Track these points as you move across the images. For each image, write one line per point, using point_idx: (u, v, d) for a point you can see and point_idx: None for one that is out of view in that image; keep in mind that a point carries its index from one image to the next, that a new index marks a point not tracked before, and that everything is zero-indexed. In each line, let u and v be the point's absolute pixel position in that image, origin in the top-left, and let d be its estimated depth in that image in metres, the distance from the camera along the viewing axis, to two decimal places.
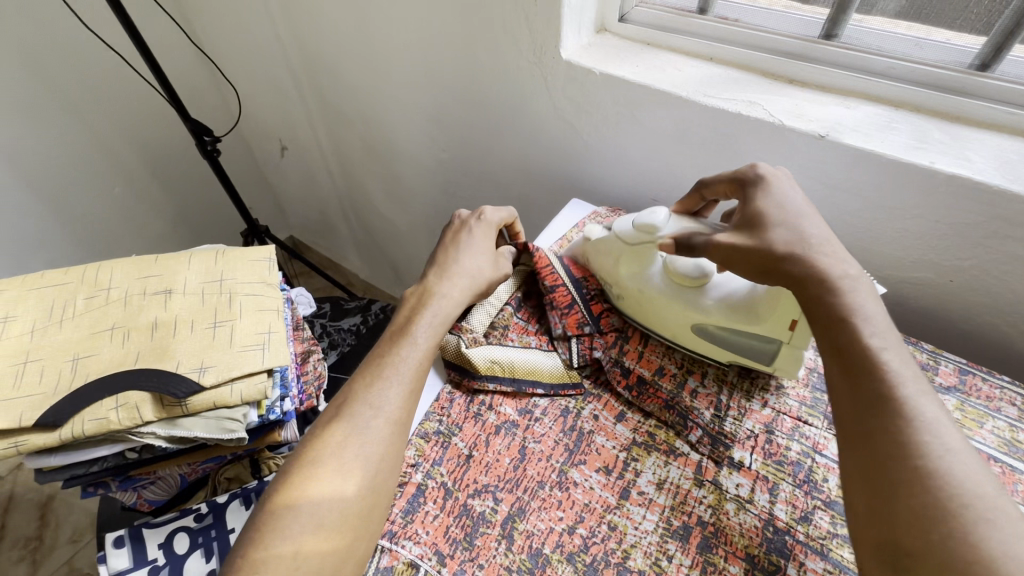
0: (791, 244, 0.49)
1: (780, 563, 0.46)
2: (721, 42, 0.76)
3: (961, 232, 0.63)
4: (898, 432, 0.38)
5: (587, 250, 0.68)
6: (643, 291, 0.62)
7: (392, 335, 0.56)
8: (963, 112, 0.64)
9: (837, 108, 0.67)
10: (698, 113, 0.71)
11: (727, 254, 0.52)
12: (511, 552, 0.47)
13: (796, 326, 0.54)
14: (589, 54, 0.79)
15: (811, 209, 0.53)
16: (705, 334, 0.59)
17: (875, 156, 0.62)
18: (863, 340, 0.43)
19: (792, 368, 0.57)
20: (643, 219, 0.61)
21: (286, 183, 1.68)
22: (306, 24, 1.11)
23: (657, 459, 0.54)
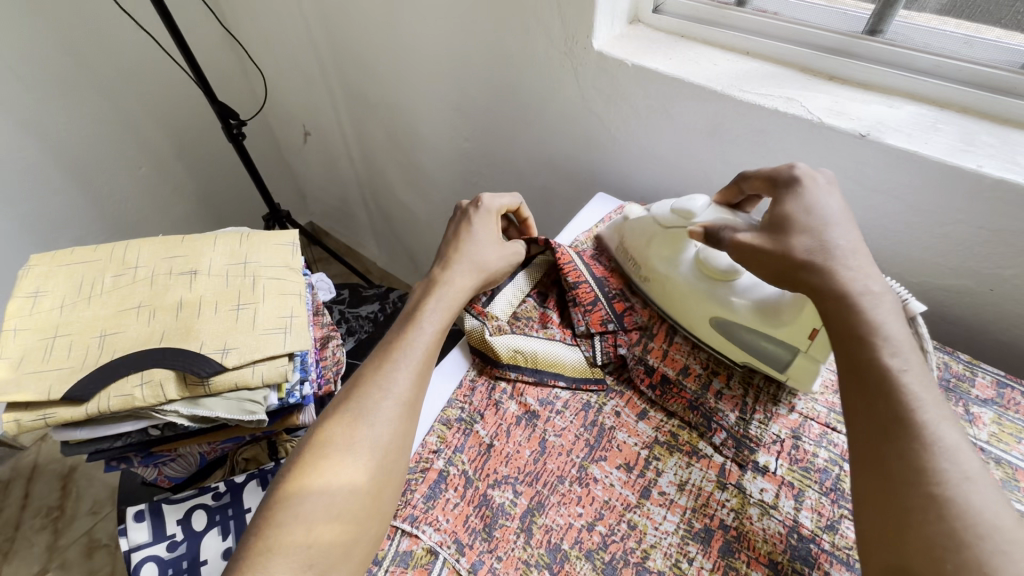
0: (813, 251, 0.48)
1: (804, 571, 0.45)
2: (758, 36, 0.74)
3: (1005, 240, 0.60)
4: (915, 457, 0.37)
5: (625, 229, 0.67)
6: (668, 278, 0.61)
7: (403, 318, 0.56)
8: (1013, 114, 0.62)
9: (879, 107, 0.65)
10: (732, 108, 0.69)
11: (748, 256, 0.51)
12: (530, 546, 0.47)
13: (816, 337, 0.52)
14: (621, 45, 0.78)
15: (842, 217, 0.50)
16: (726, 329, 0.58)
17: (919, 157, 0.59)
18: (883, 360, 0.41)
19: (806, 380, 0.55)
20: (683, 204, 0.61)
21: (307, 169, 1.68)
22: (334, 9, 1.10)
23: (679, 460, 0.53)
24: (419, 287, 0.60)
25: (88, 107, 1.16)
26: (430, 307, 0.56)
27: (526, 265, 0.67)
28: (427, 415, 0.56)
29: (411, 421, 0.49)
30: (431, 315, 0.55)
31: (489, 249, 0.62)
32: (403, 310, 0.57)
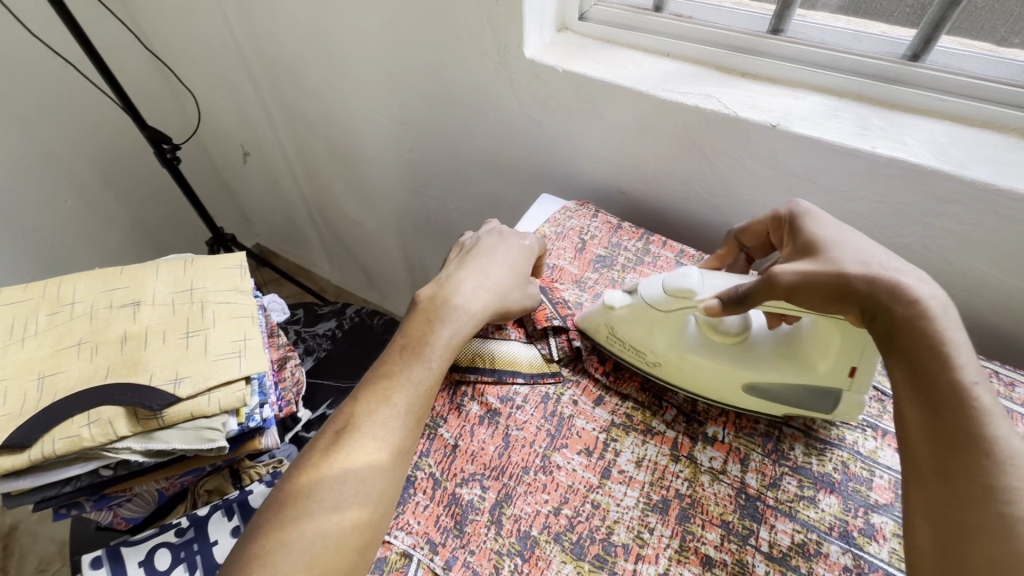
0: (863, 266, 0.47)
1: (753, 527, 0.49)
2: (676, 39, 0.79)
3: (902, 212, 0.67)
4: (985, 474, 0.37)
5: (611, 322, 0.60)
6: (684, 358, 0.57)
7: (406, 350, 0.54)
8: (898, 100, 0.69)
9: (787, 99, 0.72)
10: (657, 107, 0.74)
11: (803, 283, 0.48)
12: (500, 536, 0.49)
13: (856, 373, 0.52)
14: (551, 52, 0.81)
15: (861, 238, 0.53)
16: (763, 393, 0.55)
17: (822, 142, 0.66)
18: (952, 373, 0.41)
19: (853, 412, 0.54)
20: (676, 281, 0.53)
21: (249, 190, 1.64)
22: (265, 27, 1.09)
23: (635, 438, 0.56)
24: (422, 309, 0.58)
25: (4, 139, 1.10)
26: (437, 344, 0.55)
27: None
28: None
29: (403, 467, 0.49)
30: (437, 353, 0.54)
31: (511, 290, 0.61)
32: (405, 340, 0.56)
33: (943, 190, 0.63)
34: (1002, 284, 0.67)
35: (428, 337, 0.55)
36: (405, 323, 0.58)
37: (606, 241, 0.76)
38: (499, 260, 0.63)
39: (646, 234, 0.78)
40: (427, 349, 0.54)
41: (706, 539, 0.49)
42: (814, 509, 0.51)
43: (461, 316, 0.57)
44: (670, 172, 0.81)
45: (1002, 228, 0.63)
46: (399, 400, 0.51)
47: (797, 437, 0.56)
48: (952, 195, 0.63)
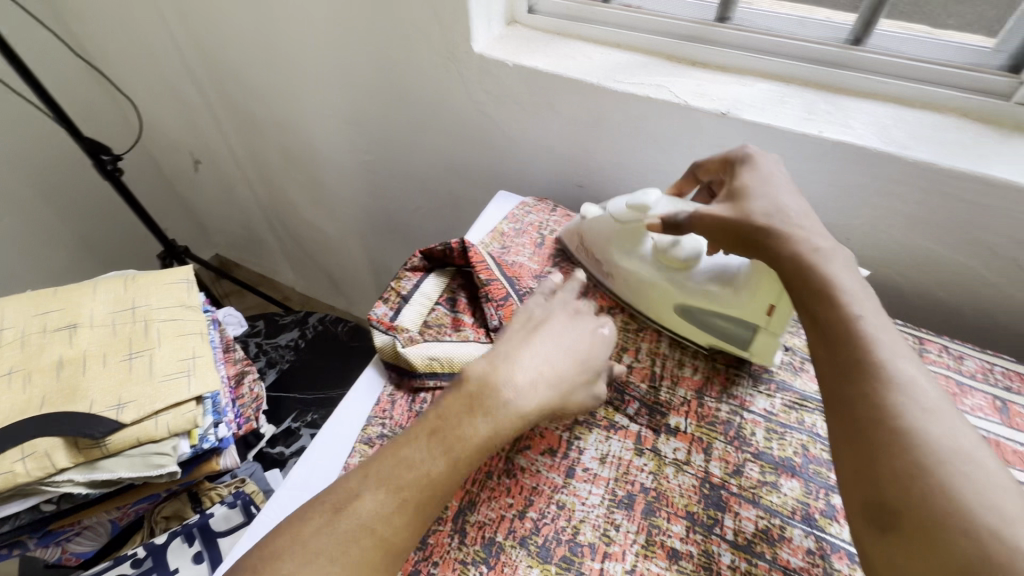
0: (768, 217, 0.51)
1: (717, 516, 0.49)
2: (625, 29, 0.79)
3: (851, 193, 0.68)
4: (876, 395, 0.38)
5: (584, 230, 0.69)
6: (633, 271, 0.64)
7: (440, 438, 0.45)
8: (843, 84, 0.70)
9: (735, 86, 0.72)
10: (610, 98, 0.74)
11: (716, 229, 0.54)
12: (465, 545, 0.48)
13: (773, 312, 0.55)
14: (500, 46, 0.80)
15: (789, 187, 0.55)
16: (689, 315, 0.61)
17: (770, 128, 0.66)
18: (839, 308, 0.43)
19: (770, 351, 0.58)
20: (637, 199, 0.61)
21: (203, 199, 1.58)
22: (204, 29, 1.04)
23: (599, 434, 0.55)
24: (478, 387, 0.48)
25: None
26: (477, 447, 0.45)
27: (435, 270, 0.67)
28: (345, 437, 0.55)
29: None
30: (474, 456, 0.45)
31: (572, 388, 0.51)
32: (446, 426, 0.45)
33: (888, 171, 0.64)
34: (949, 262, 0.69)
35: (464, 429, 0.45)
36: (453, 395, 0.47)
37: None
38: (570, 348, 0.52)
39: None
40: (458, 439, 0.45)
41: (672, 532, 0.48)
42: (777, 494, 0.51)
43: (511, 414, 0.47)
44: (627, 164, 0.81)
45: (945, 206, 0.64)
46: (414, 497, 0.43)
47: (759, 422, 0.56)
48: (896, 175, 0.64)
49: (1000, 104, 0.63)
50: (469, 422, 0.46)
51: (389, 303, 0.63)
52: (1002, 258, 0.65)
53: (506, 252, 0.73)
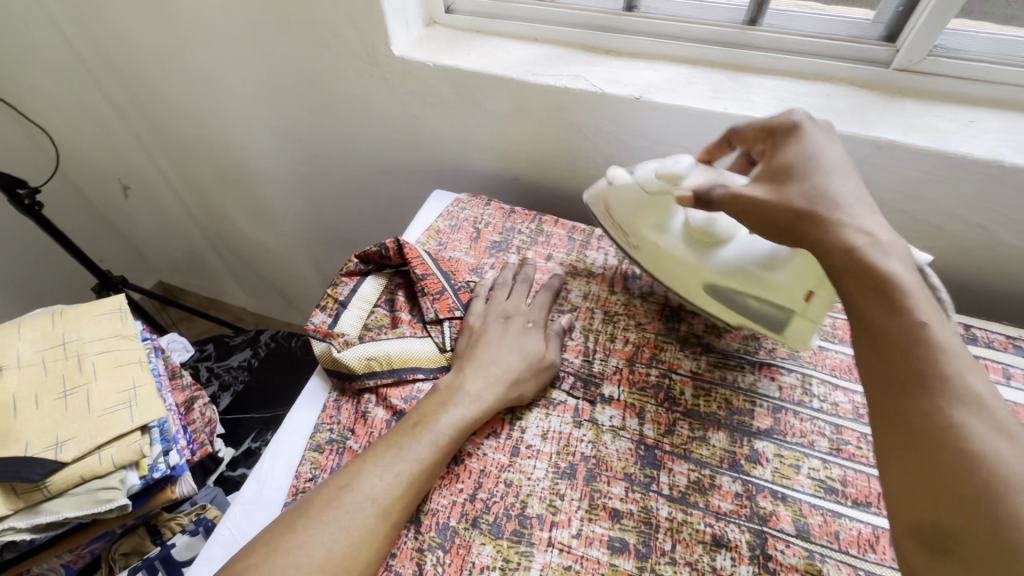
0: (809, 201, 0.47)
1: (653, 474, 0.53)
2: (541, 23, 0.81)
3: None
4: (936, 411, 0.36)
5: (609, 197, 0.67)
6: (659, 243, 0.62)
7: (410, 426, 0.52)
8: (745, 62, 0.75)
9: (647, 71, 0.76)
10: (530, 91, 0.76)
11: (750, 211, 0.50)
12: (420, 534, 0.50)
13: (812, 297, 0.53)
14: (420, 48, 0.81)
15: (839, 163, 0.50)
16: (716, 293, 0.60)
17: (681, 109, 0.70)
18: (902, 316, 0.39)
19: (802, 338, 0.57)
20: (668, 167, 0.60)
21: (138, 226, 1.51)
22: (116, 49, 1.01)
23: (538, 412, 0.58)
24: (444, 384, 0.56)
25: None
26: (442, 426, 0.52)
27: (373, 272, 0.68)
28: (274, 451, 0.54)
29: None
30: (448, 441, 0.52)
31: (518, 376, 0.57)
32: (408, 417, 0.54)
33: None
34: None
35: (441, 416, 0.53)
36: (420, 401, 0.56)
37: (500, 226, 0.78)
38: (507, 343, 0.60)
39: (538, 215, 0.81)
40: (437, 427, 0.52)
41: (612, 494, 0.52)
42: (705, 447, 0.55)
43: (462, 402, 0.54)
44: (556, 152, 0.84)
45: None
46: (409, 474, 0.49)
47: (686, 381, 0.61)
48: None
49: (880, 71, 0.69)
50: (445, 413, 0.53)
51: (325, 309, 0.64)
52: (896, 211, 0.72)
53: (444, 249, 0.75)
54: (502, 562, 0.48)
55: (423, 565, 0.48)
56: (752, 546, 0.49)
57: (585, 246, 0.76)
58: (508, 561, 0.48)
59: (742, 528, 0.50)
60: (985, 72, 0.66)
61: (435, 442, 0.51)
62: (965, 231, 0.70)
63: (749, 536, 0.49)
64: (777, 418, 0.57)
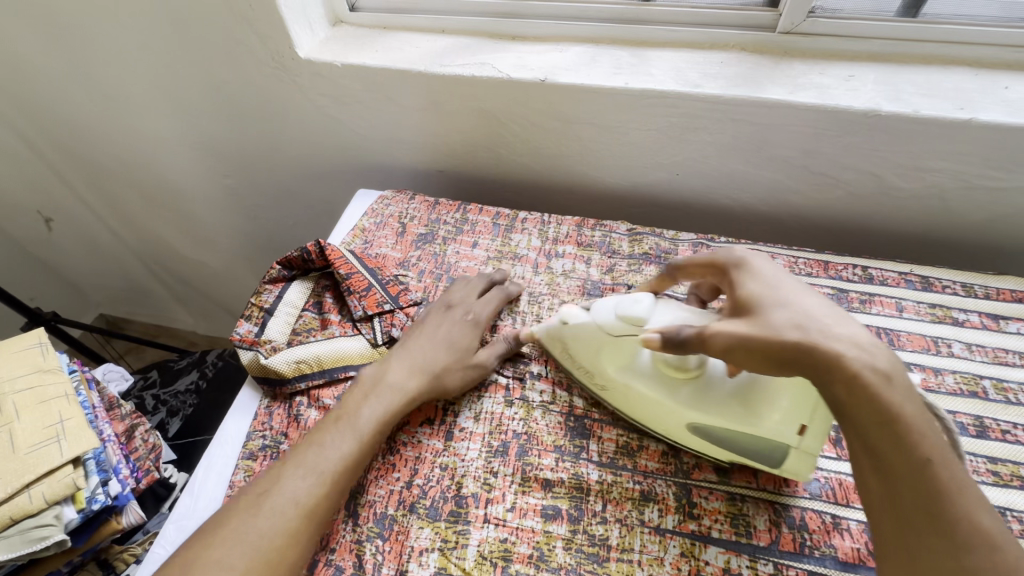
0: (801, 330, 0.40)
1: (583, 443, 0.56)
2: (447, 14, 0.81)
3: (667, 134, 0.76)
4: (948, 556, 0.35)
5: (567, 339, 0.57)
6: (633, 387, 0.53)
7: (332, 421, 0.53)
8: (646, 37, 0.77)
9: (552, 53, 0.77)
10: (440, 83, 0.77)
11: (737, 348, 0.41)
12: (358, 526, 0.51)
13: (805, 432, 0.47)
14: (327, 48, 0.80)
15: (797, 283, 0.45)
16: (704, 433, 0.51)
17: (586, 88, 0.72)
18: (914, 450, 0.36)
19: (805, 470, 0.50)
20: (628, 309, 0.51)
21: (69, 258, 1.43)
22: (11, 77, 0.96)
23: (471, 396, 0.59)
24: (357, 387, 0.56)
25: None
26: (365, 413, 0.53)
27: (299, 278, 0.69)
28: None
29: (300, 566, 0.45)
30: (371, 424, 0.53)
31: (439, 360, 0.58)
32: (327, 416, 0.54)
33: (687, 109, 0.72)
34: (760, 178, 0.79)
35: (362, 409, 0.53)
36: (342, 397, 0.56)
37: (425, 219, 0.79)
38: (434, 334, 0.61)
39: (463, 204, 0.82)
40: (354, 420, 0.53)
41: (544, 465, 0.54)
42: None
43: (385, 393, 0.55)
44: (476, 140, 0.85)
45: (740, 131, 0.73)
46: (332, 471, 0.49)
47: None
48: (698, 111, 0.72)
49: (766, 36, 0.73)
50: (358, 414, 0.53)
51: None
52: (797, 167, 0.76)
53: (373, 245, 0.75)
54: (440, 543, 0.49)
55: (362, 555, 0.49)
56: (678, 497, 0.52)
57: (510, 228, 0.77)
58: (445, 542, 0.49)
59: (668, 482, 0.53)
60: (861, 28, 0.70)
61: (361, 436, 0.52)
62: (860, 178, 0.75)
63: (675, 489, 0.52)
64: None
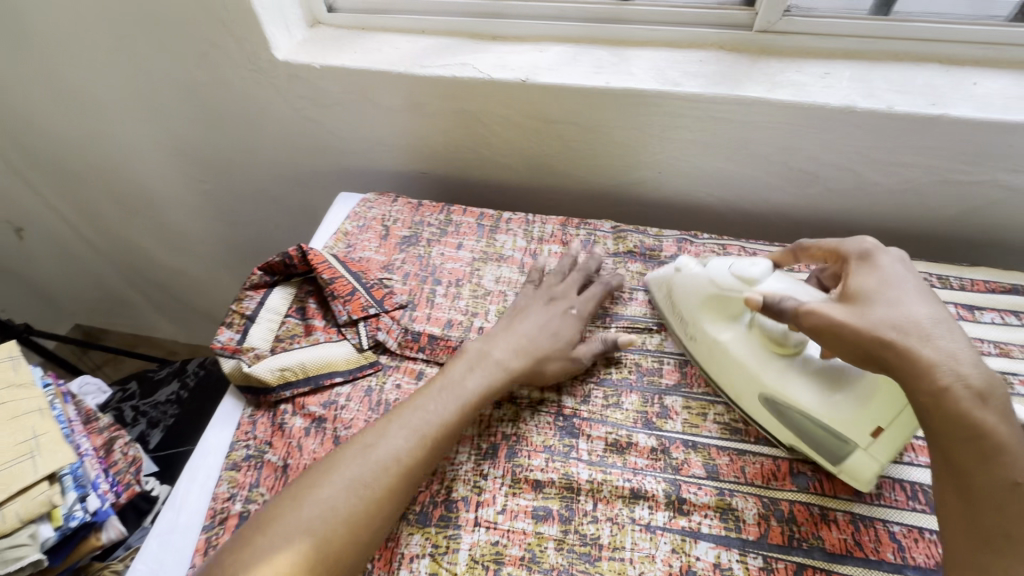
0: (899, 330, 0.44)
1: (768, 498, 0.54)
2: (690, 27, 0.77)
3: (890, 152, 0.73)
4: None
5: (673, 283, 0.64)
6: (719, 343, 0.59)
7: (431, 390, 0.56)
8: (885, 52, 0.74)
9: (794, 73, 0.73)
10: (673, 103, 0.74)
11: (823, 329, 0.47)
12: (506, 502, 0.54)
13: (878, 434, 0.49)
14: (562, 57, 0.79)
15: (923, 290, 0.47)
16: (774, 406, 0.55)
17: (774, 101, 0.70)
18: (1003, 477, 0.38)
19: (865, 474, 0.51)
20: (745, 270, 0.55)
21: None
22: None
23: (649, 421, 0.60)
24: (468, 357, 0.59)
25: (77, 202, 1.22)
26: (436, 398, 0.55)
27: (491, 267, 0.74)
28: (215, 465, 0.57)
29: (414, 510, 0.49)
30: (428, 414, 0.53)
31: (539, 340, 0.61)
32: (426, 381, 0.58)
33: (928, 133, 0.69)
34: None
35: (467, 381, 0.56)
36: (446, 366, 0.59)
37: (610, 226, 0.80)
38: (534, 321, 0.63)
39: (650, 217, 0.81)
40: (458, 390, 0.56)
41: (725, 509, 0.53)
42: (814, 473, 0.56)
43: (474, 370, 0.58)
44: None
45: (958, 151, 0.70)
46: (431, 434, 0.52)
47: None
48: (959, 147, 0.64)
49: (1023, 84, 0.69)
50: (400, 426, 0.52)
51: (234, 327, 0.65)
52: (954, 194, 0.75)
53: (546, 238, 0.77)
54: (612, 552, 0.51)
55: (481, 517, 0.53)
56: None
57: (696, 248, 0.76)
58: (618, 553, 0.51)
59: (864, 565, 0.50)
60: None
61: (422, 435, 0.52)
62: None
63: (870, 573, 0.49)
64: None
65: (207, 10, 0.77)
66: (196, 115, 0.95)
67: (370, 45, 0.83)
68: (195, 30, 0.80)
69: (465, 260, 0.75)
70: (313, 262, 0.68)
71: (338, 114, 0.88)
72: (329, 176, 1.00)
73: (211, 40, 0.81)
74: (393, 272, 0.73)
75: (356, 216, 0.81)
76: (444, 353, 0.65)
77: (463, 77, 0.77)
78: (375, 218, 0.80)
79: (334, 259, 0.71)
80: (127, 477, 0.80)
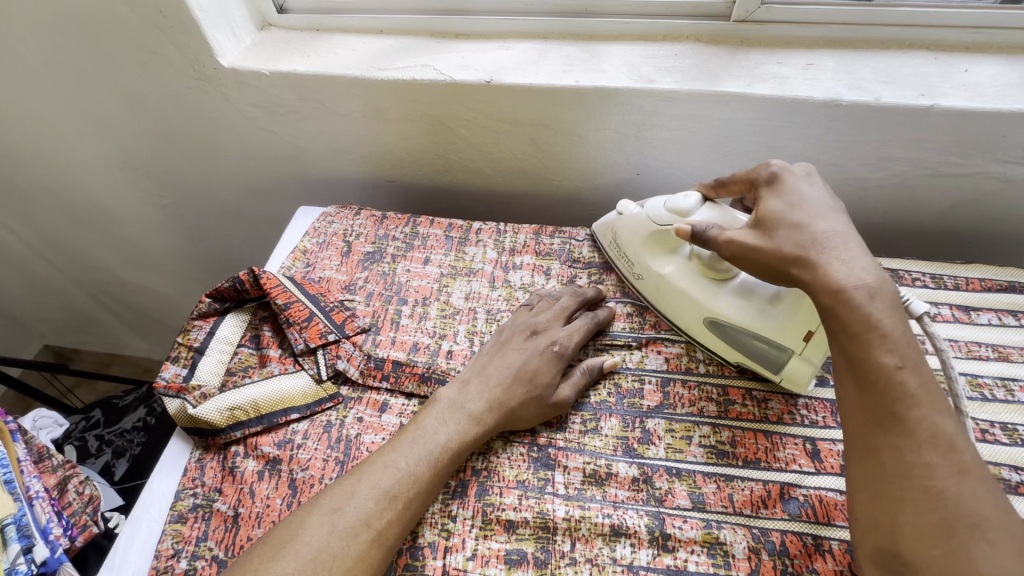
0: (801, 247, 0.47)
1: (758, 530, 0.50)
2: (662, 18, 0.72)
3: (878, 148, 0.69)
4: (901, 451, 0.40)
5: (618, 226, 0.67)
6: (665, 276, 0.61)
7: (396, 436, 0.52)
8: (870, 40, 0.69)
9: (774, 66, 0.68)
10: (648, 100, 0.69)
11: (741, 254, 0.51)
12: (481, 547, 0.50)
13: (810, 338, 0.53)
14: (528, 54, 0.74)
15: (826, 206, 0.50)
16: (717, 328, 0.59)
17: (754, 97, 0.66)
18: (891, 372, 0.41)
19: (804, 376, 0.56)
20: (676, 202, 0.58)
21: None
22: None
23: (630, 449, 0.56)
24: (440, 396, 0.55)
25: (29, 223, 1.16)
26: (405, 446, 0.51)
27: (461, 283, 0.69)
28: (158, 518, 0.53)
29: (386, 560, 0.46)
30: (398, 464, 0.49)
31: (513, 384, 0.56)
32: (396, 429, 0.54)
33: (917, 125, 0.65)
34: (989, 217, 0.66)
35: (439, 434, 0.52)
36: (417, 412, 0.55)
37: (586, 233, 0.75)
38: (506, 355, 0.58)
39: None
40: (429, 442, 0.51)
41: (714, 545, 0.49)
42: (807, 497, 0.52)
43: (443, 409, 0.54)
44: None
45: (948, 148, 0.66)
46: (403, 494, 0.48)
47: (789, 436, 0.55)
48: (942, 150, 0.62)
49: (1014, 70, 0.65)
50: (368, 485, 0.48)
51: (181, 361, 0.60)
52: (946, 188, 0.71)
53: (518, 248, 0.73)
54: None
55: (449, 565, 0.49)
56: None
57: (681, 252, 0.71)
58: None
59: None
60: None
61: (391, 494, 0.48)
62: None
63: None
64: (814, 451, 0.54)
65: (142, 16, 0.71)
66: (144, 128, 0.89)
67: (324, 48, 0.77)
68: (131, 39, 0.75)
69: (432, 277, 0.70)
70: (266, 286, 0.63)
71: (295, 123, 0.82)
72: (291, 187, 0.95)
73: (150, 47, 0.75)
74: (356, 292, 0.69)
75: (315, 232, 0.76)
76: (410, 382, 0.60)
77: (424, 80, 0.72)
78: (336, 234, 0.75)
79: (290, 281, 0.66)
80: (84, 518, 0.73)
